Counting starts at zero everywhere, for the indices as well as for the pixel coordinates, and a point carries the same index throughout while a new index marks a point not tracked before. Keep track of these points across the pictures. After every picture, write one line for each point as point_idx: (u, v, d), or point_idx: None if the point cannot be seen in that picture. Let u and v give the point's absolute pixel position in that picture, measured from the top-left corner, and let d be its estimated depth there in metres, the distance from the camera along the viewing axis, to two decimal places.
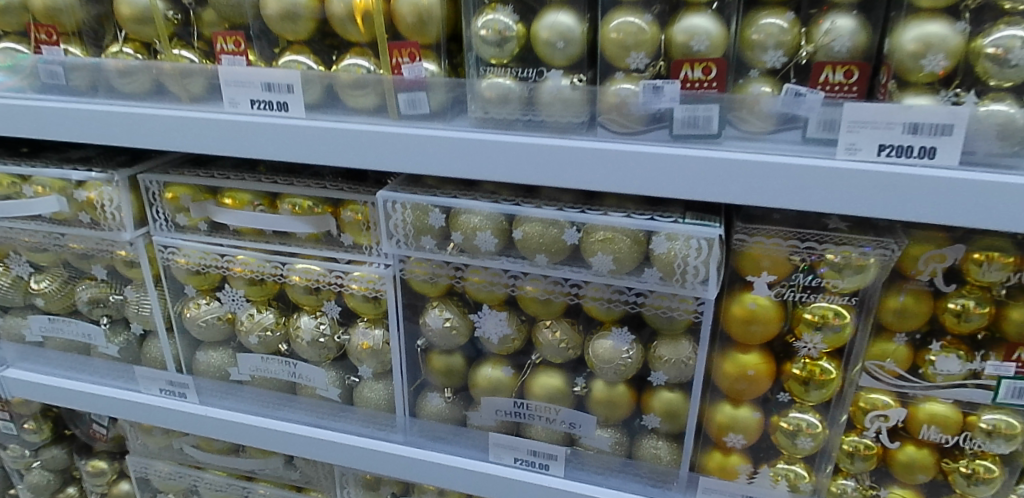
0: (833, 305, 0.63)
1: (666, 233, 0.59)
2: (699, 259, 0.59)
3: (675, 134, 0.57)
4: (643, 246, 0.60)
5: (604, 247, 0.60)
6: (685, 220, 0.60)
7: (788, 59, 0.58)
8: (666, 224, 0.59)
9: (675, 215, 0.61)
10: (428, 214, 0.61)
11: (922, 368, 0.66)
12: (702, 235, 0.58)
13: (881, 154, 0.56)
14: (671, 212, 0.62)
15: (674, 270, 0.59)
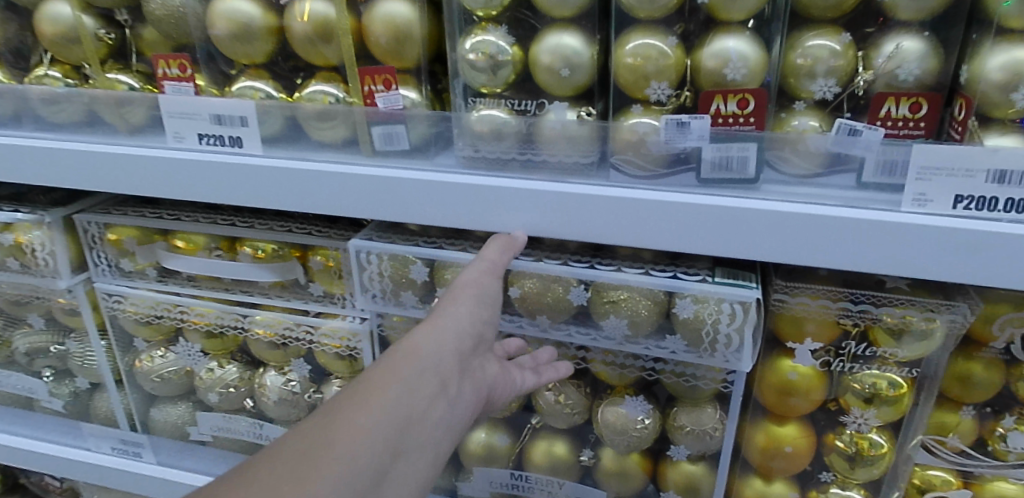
0: (889, 376, 0.53)
1: (693, 295, 0.49)
2: (732, 326, 0.49)
3: (702, 178, 0.48)
4: (664, 309, 0.50)
5: (616, 309, 0.51)
6: (716, 279, 0.50)
7: (840, 89, 0.48)
8: (685, 281, 0.50)
9: (698, 270, 0.52)
10: (409, 266, 0.51)
11: (991, 445, 0.56)
12: (736, 298, 0.48)
13: (957, 206, 0.45)
14: (694, 266, 0.53)
15: (701, 337, 0.50)
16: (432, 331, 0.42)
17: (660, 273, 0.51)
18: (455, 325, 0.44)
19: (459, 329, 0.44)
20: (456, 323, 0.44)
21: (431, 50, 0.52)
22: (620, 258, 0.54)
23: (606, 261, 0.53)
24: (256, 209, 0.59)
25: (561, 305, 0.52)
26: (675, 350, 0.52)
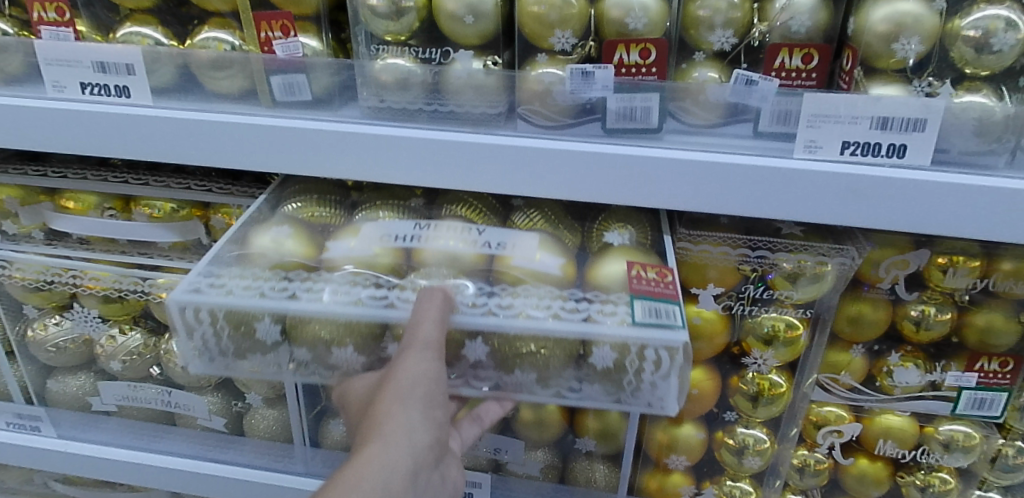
0: (786, 318, 0.56)
1: (610, 343, 0.44)
2: (656, 373, 0.45)
3: (608, 128, 0.48)
4: (577, 356, 0.47)
5: (526, 360, 0.47)
6: (633, 314, 0.45)
7: (737, 41, 0.49)
8: (602, 322, 0.45)
9: (614, 306, 0.46)
10: (257, 322, 0.46)
11: (879, 381, 0.61)
12: (661, 343, 0.43)
13: (845, 152, 0.47)
14: (607, 296, 0.48)
15: (622, 382, 0.46)
16: (381, 451, 0.39)
17: (572, 314, 0.46)
18: (409, 434, 0.41)
19: (412, 441, 0.41)
20: (403, 444, 0.40)
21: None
22: (520, 292, 0.48)
23: (502, 299, 0.47)
24: (152, 165, 0.56)
25: (452, 356, 0.49)
26: (590, 396, 0.48)
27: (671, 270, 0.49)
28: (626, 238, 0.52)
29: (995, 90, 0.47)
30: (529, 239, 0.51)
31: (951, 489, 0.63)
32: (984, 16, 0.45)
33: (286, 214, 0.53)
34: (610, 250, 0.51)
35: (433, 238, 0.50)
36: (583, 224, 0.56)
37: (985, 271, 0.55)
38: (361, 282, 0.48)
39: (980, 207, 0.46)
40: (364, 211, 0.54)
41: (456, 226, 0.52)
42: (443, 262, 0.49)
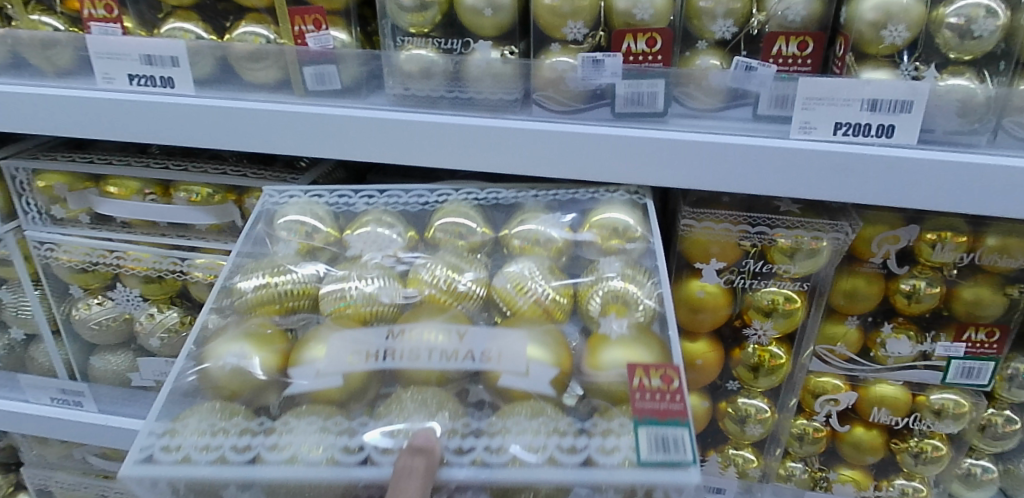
0: (784, 291, 0.60)
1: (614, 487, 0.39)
2: None
3: (617, 112, 0.52)
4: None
5: None
6: (640, 454, 0.39)
7: (737, 30, 0.53)
8: (604, 464, 0.40)
9: (615, 434, 0.41)
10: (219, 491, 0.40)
11: (873, 351, 0.64)
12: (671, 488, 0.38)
13: (837, 133, 0.51)
14: (610, 425, 0.41)
15: None
16: None
17: (570, 457, 0.40)
18: None
19: None
20: None
21: None
22: (510, 426, 0.42)
23: (491, 436, 0.42)
24: (188, 153, 0.60)
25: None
26: None
27: (676, 371, 0.43)
28: (625, 333, 0.45)
29: (977, 74, 0.50)
30: (514, 365, 0.43)
31: (943, 455, 0.66)
32: (965, 4, 0.49)
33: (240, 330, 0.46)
34: (607, 353, 0.44)
35: (409, 357, 0.43)
36: (580, 298, 0.49)
37: (972, 246, 0.58)
38: (333, 429, 0.42)
39: (963, 183, 0.49)
40: (327, 320, 0.47)
41: (432, 330, 0.45)
42: (417, 392, 0.42)
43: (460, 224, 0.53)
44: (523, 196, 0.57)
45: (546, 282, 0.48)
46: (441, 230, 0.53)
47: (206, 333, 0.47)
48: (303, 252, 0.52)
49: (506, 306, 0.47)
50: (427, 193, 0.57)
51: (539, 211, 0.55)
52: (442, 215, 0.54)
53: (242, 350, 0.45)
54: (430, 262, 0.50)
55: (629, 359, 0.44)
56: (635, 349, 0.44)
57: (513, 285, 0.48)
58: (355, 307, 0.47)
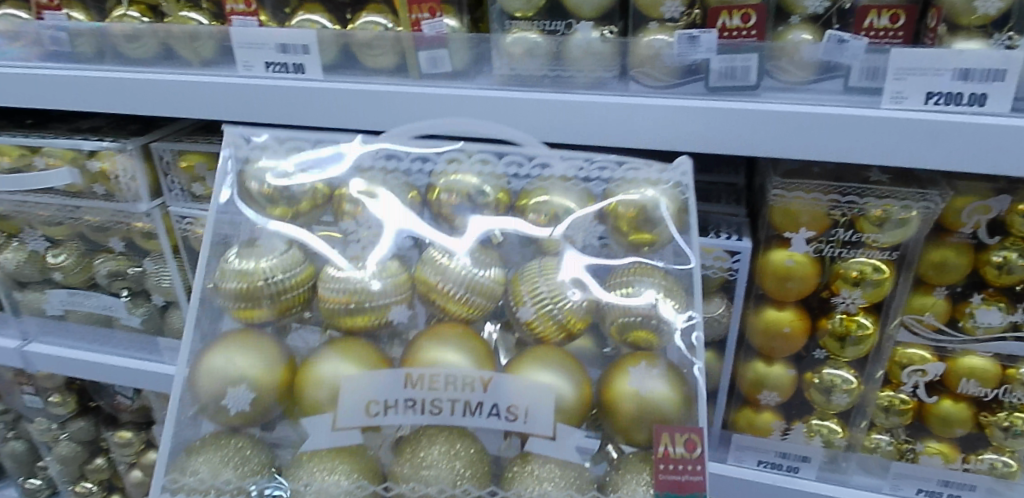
0: (873, 261, 0.61)
1: None
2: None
3: (711, 86, 0.55)
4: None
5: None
6: None
7: (830, 4, 0.55)
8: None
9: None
10: None
11: (961, 321, 0.64)
12: None
13: (928, 102, 0.52)
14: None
15: None
16: None
17: None
18: None
19: None
20: None
21: None
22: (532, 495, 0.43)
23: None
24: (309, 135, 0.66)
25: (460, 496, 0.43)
26: None
27: (701, 435, 0.44)
28: (652, 391, 0.44)
29: None
30: (540, 425, 0.43)
31: None
32: None
33: (246, 369, 0.45)
34: (627, 411, 0.44)
35: (433, 409, 0.43)
36: (610, 305, 0.46)
37: None
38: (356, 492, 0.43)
39: None
40: (340, 355, 0.45)
41: (454, 376, 0.43)
42: (444, 449, 0.43)
43: (471, 187, 0.48)
44: (540, 165, 0.51)
45: (567, 282, 0.46)
46: (447, 190, 0.48)
47: (205, 362, 0.46)
48: (294, 247, 0.48)
49: (518, 310, 0.46)
50: (430, 160, 0.52)
51: (554, 184, 0.50)
52: (446, 180, 0.49)
53: (260, 394, 0.45)
54: (439, 246, 0.46)
55: (650, 422, 0.44)
56: (662, 414, 0.44)
57: (540, 282, 0.45)
58: (376, 318, 0.45)
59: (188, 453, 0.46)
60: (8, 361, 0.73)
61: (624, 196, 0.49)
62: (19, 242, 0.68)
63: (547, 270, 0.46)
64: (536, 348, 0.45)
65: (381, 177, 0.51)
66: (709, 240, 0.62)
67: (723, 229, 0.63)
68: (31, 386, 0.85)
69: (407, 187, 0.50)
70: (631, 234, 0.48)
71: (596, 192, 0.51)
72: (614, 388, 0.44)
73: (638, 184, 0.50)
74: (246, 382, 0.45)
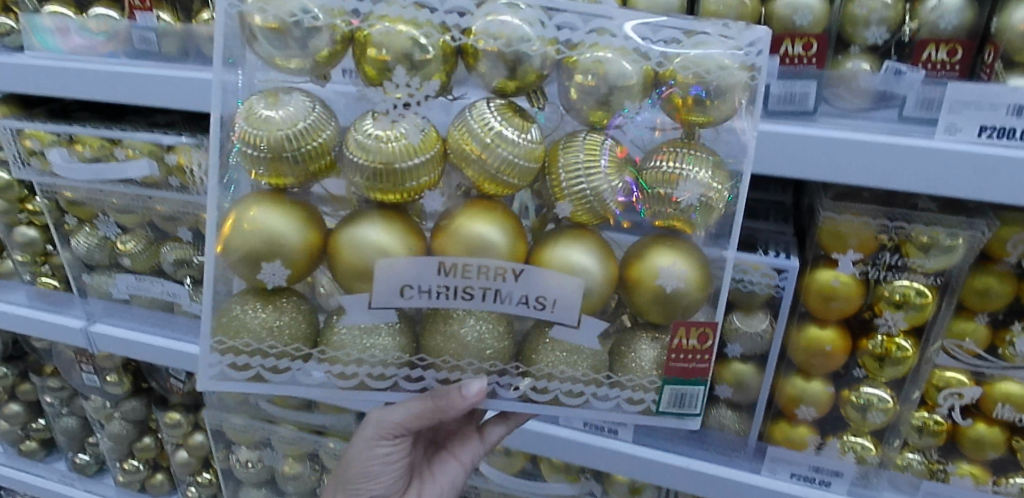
0: (916, 285, 0.62)
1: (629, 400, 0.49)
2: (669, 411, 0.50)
3: (770, 109, 0.57)
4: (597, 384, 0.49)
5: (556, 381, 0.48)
6: (661, 408, 0.49)
7: (890, 36, 0.57)
8: (625, 410, 0.50)
9: (644, 390, 0.49)
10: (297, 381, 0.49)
11: (1001, 348, 0.65)
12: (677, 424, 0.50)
13: (981, 136, 0.54)
14: (639, 381, 0.48)
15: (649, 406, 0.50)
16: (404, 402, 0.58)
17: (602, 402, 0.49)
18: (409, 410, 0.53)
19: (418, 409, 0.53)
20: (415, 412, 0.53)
21: None
22: (555, 371, 0.48)
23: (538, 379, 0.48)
24: None
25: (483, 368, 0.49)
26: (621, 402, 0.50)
27: (714, 330, 0.48)
28: (674, 288, 0.45)
29: None
30: (566, 316, 0.46)
31: None
32: None
33: (277, 244, 0.43)
34: (649, 299, 0.45)
35: (467, 293, 0.45)
36: (654, 189, 0.45)
37: None
38: (394, 363, 0.47)
39: None
40: (375, 228, 0.44)
41: (489, 265, 0.44)
42: (472, 328, 0.46)
43: (517, 37, 0.42)
44: (596, 28, 0.44)
45: (607, 166, 0.44)
46: (486, 38, 0.42)
47: (228, 227, 0.44)
48: (316, 104, 0.44)
49: (554, 188, 0.45)
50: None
51: (611, 45, 0.44)
52: (483, 24, 0.42)
53: (294, 269, 0.45)
54: (482, 108, 0.43)
55: (665, 312, 0.46)
56: (681, 308, 0.46)
57: (578, 153, 0.44)
58: (409, 194, 0.44)
59: (227, 308, 0.47)
60: (69, 340, 0.75)
61: (689, 57, 0.44)
62: (91, 228, 0.71)
63: (591, 151, 0.44)
64: (564, 234, 0.45)
65: (415, 17, 0.43)
66: (756, 257, 0.63)
67: (771, 246, 0.65)
68: (89, 365, 0.89)
69: (440, 27, 0.43)
70: (681, 111, 0.46)
71: (653, 51, 0.45)
72: (640, 275, 0.45)
73: (714, 61, 0.44)
74: (280, 256, 0.44)
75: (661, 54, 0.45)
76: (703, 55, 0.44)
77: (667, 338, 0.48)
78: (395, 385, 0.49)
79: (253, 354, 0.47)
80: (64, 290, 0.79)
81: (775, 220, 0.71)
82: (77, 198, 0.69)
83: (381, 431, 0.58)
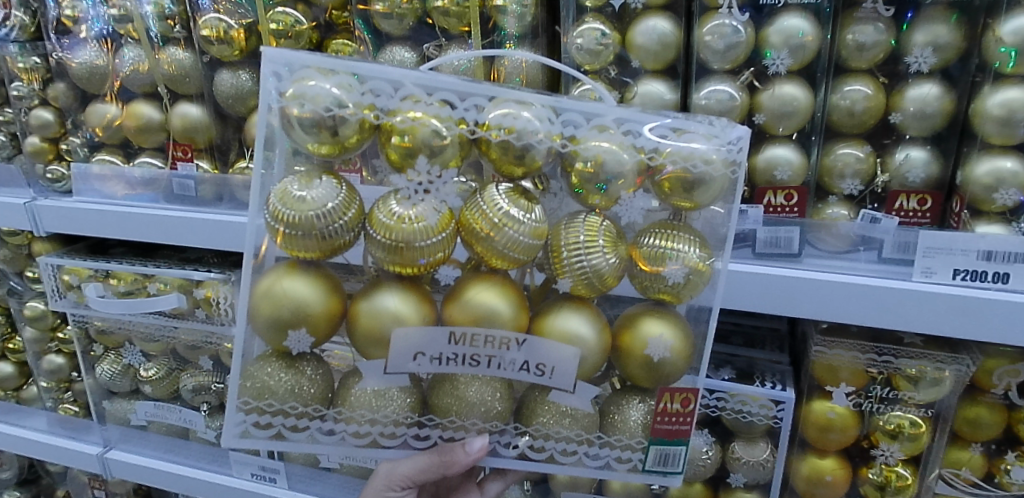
0: (910, 416, 0.65)
1: (617, 459, 0.50)
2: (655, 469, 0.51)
3: (758, 252, 0.62)
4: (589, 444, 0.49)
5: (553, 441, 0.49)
6: (646, 466, 0.50)
7: (864, 187, 0.63)
8: (616, 468, 0.50)
9: (632, 450, 0.50)
10: (315, 440, 0.50)
11: (998, 476, 0.66)
12: (660, 483, 0.51)
13: (955, 277, 0.57)
14: (627, 441, 0.49)
15: (635, 465, 0.50)
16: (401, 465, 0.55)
17: (592, 461, 0.50)
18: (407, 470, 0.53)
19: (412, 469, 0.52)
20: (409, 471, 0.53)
21: None
22: (551, 432, 0.49)
23: (535, 436, 0.49)
24: None
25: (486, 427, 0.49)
26: (610, 462, 0.50)
27: (695, 395, 0.49)
28: (660, 356, 0.46)
29: None
30: (563, 382, 0.47)
31: None
32: None
33: (305, 313, 0.45)
34: (636, 365, 0.47)
35: (474, 360, 0.47)
36: (648, 266, 0.46)
37: None
38: (404, 422, 0.49)
39: None
40: (393, 297, 0.45)
41: (492, 334, 0.45)
42: (478, 392, 0.48)
43: (528, 134, 0.44)
44: (596, 125, 0.46)
45: (605, 243, 0.45)
46: (498, 132, 0.44)
47: (258, 297, 0.46)
48: (343, 185, 0.46)
49: (555, 259, 0.46)
50: (480, 94, 0.46)
51: (609, 139, 0.46)
52: (496, 116, 0.45)
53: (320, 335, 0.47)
54: (491, 191, 0.45)
55: (651, 377, 0.47)
56: (664, 374, 0.47)
57: (579, 232, 0.45)
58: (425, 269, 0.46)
59: (253, 371, 0.48)
60: (88, 465, 0.83)
61: (678, 151, 0.45)
62: (118, 355, 0.76)
63: (589, 232, 0.45)
64: (563, 303, 0.47)
65: (436, 111, 0.45)
66: (754, 388, 0.66)
67: (767, 377, 0.68)
68: (102, 488, 0.90)
69: (458, 121, 0.45)
70: (674, 198, 0.47)
71: (646, 144, 0.46)
72: (630, 342, 0.47)
73: (699, 155, 0.45)
74: (306, 325, 0.46)
75: (654, 145, 0.46)
76: (694, 151, 0.45)
77: (651, 401, 0.49)
78: (404, 444, 0.50)
79: (276, 413, 0.49)
80: (85, 416, 0.88)
81: (771, 348, 0.74)
82: (105, 328, 0.73)
83: (391, 480, 0.56)
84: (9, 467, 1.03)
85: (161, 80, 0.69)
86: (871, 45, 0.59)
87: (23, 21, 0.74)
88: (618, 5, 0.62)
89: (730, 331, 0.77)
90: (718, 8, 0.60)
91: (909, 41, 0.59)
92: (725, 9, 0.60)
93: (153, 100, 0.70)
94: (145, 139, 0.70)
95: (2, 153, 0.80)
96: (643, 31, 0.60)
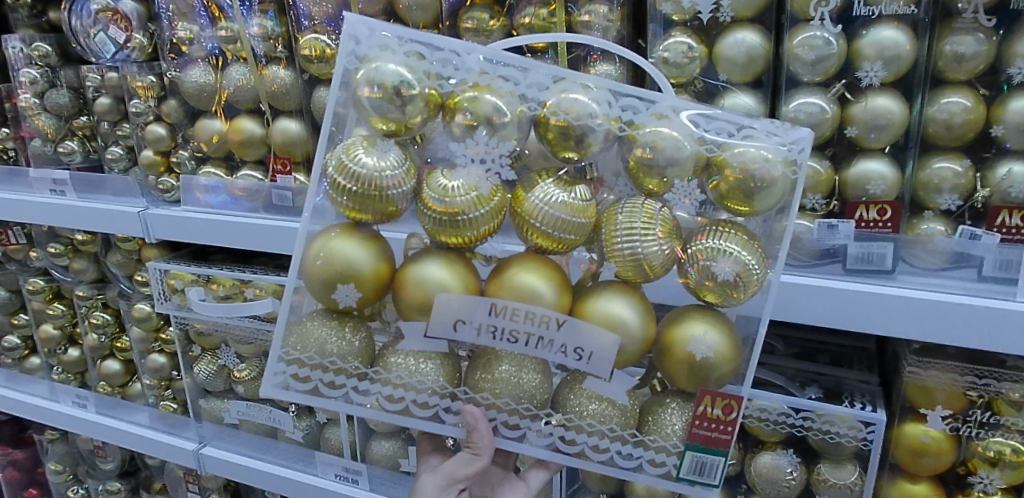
0: (1012, 443, 0.61)
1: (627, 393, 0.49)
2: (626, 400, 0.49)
3: (848, 268, 0.61)
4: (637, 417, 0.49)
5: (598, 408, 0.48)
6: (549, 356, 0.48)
7: (962, 202, 0.60)
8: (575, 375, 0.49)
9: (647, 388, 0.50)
10: None
11: None
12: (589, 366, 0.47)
13: None
14: (662, 442, 0.49)
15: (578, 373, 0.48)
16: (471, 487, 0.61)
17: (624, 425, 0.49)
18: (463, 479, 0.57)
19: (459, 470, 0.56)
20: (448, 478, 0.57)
21: (838, 190, 0.62)
22: (584, 423, 0.48)
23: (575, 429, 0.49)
24: None
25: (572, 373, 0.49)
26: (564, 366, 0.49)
27: (739, 403, 0.48)
28: (610, 280, 0.48)
29: None
30: (599, 368, 0.47)
31: None
32: None
33: (359, 269, 0.46)
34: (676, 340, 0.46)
35: (512, 337, 0.46)
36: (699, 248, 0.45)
37: None
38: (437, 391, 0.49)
39: None
40: (541, 274, 0.46)
41: (614, 319, 0.45)
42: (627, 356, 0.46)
43: (581, 108, 0.44)
44: (534, 84, 0.46)
45: (660, 230, 0.45)
46: (558, 111, 0.44)
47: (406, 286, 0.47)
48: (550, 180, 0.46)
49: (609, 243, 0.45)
50: (546, 76, 0.47)
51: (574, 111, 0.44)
52: (475, 92, 0.45)
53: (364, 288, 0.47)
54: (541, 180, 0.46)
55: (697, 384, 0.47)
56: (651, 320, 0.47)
57: (636, 218, 0.45)
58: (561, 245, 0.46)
59: None
60: (186, 461, 0.91)
61: (557, 103, 0.44)
62: (213, 356, 0.83)
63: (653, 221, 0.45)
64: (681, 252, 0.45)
65: (479, 102, 0.45)
66: (842, 408, 0.64)
67: (856, 397, 0.66)
68: (196, 484, 0.99)
69: (519, 98, 0.46)
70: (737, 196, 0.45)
71: (532, 96, 0.46)
72: (683, 339, 0.46)
73: (761, 154, 0.44)
74: (353, 280, 0.47)
75: (797, 137, 0.45)
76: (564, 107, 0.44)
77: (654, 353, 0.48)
78: (434, 417, 0.50)
79: None
80: (182, 413, 0.94)
81: (860, 367, 0.72)
82: (204, 330, 0.80)
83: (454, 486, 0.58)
84: (112, 460, 1.11)
85: (264, 97, 0.73)
86: (972, 56, 0.57)
87: (142, 43, 0.82)
88: (707, 18, 0.62)
89: (817, 349, 0.76)
90: (811, 20, 0.60)
91: (1011, 52, 0.56)
92: (818, 21, 0.59)
93: (255, 115, 0.75)
94: (248, 153, 0.75)
95: (119, 165, 0.86)
96: (730, 45, 0.61)
